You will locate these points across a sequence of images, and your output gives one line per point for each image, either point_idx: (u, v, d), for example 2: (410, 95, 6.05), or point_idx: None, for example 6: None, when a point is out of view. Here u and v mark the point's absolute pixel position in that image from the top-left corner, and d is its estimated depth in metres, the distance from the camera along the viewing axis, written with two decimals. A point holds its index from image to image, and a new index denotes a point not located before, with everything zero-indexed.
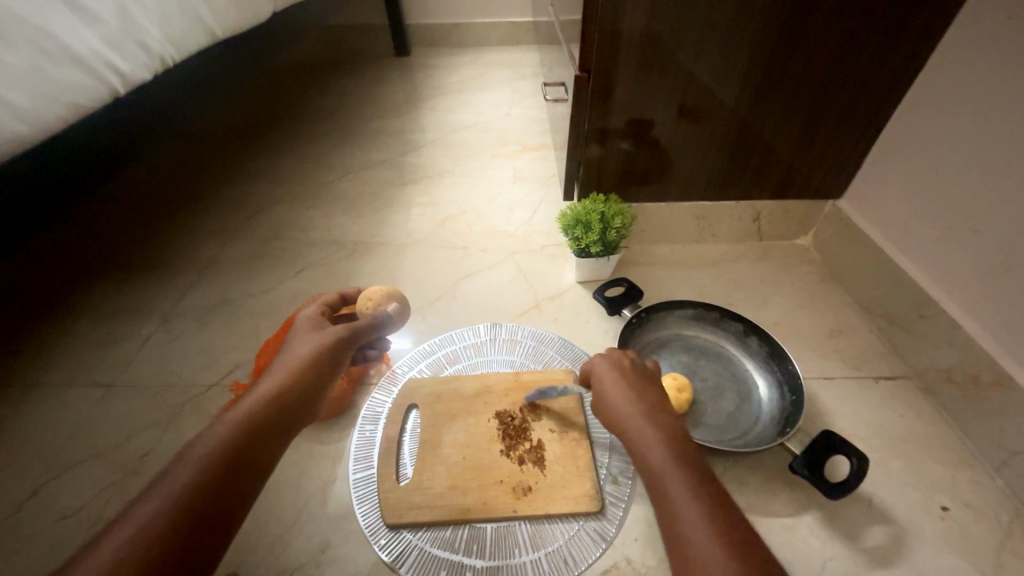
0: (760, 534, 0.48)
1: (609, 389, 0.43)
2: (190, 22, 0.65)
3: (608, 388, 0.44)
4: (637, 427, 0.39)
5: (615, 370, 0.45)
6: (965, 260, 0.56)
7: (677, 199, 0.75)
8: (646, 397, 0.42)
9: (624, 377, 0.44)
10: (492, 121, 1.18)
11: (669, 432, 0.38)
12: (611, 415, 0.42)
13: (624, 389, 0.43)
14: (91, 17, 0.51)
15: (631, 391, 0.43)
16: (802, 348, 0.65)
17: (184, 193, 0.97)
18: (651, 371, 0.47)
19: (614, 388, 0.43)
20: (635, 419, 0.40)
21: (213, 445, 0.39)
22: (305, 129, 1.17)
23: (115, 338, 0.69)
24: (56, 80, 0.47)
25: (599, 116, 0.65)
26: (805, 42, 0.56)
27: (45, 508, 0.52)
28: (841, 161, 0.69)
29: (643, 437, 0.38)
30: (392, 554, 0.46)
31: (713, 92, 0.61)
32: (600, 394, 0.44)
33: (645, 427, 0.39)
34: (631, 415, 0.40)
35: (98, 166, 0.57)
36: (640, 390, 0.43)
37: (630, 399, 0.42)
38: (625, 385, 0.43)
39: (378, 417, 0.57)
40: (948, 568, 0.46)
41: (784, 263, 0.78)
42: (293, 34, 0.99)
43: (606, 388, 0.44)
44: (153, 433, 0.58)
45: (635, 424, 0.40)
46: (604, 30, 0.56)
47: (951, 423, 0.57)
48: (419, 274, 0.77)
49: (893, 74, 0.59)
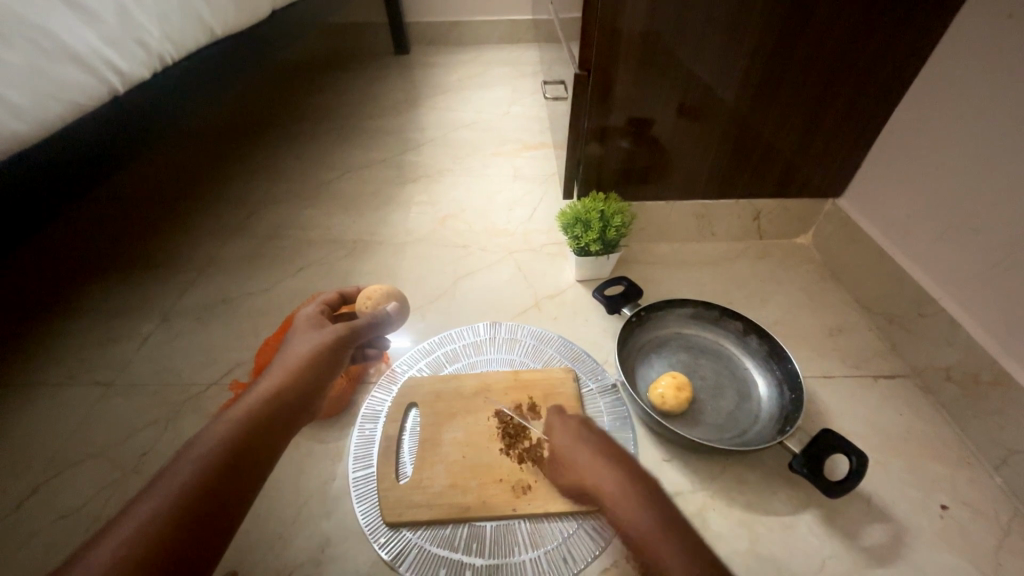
0: (759, 533, 0.48)
1: (581, 461, 0.47)
2: (189, 20, 0.64)
3: (581, 462, 0.47)
4: (615, 496, 0.43)
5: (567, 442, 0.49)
6: (965, 258, 0.56)
7: (677, 197, 0.75)
8: (613, 460, 0.46)
9: (592, 445, 0.48)
10: (491, 119, 1.18)
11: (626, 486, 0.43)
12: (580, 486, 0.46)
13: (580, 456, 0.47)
14: (89, 15, 0.50)
15: (602, 458, 0.46)
16: (802, 347, 0.65)
17: (184, 192, 0.97)
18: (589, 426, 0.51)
19: (586, 461, 0.47)
20: (611, 489, 0.43)
21: (212, 444, 0.39)
22: (305, 127, 1.17)
23: (114, 336, 0.69)
24: (54, 78, 0.47)
25: (599, 114, 0.64)
26: (805, 40, 0.56)
27: (44, 507, 0.52)
28: (841, 159, 0.69)
29: (622, 506, 0.42)
30: (392, 552, 0.46)
31: (713, 90, 0.61)
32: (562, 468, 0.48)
33: (622, 494, 0.43)
34: (608, 485, 0.44)
35: (97, 164, 0.57)
36: (610, 455, 0.46)
37: (603, 468, 0.45)
38: (595, 453, 0.47)
39: (377, 415, 0.57)
40: (947, 566, 0.46)
41: (784, 261, 0.78)
42: (292, 32, 0.99)
43: (579, 463, 0.47)
44: (153, 431, 0.58)
45: (613, 495, 0.43)
46: (604, 28, 0.56)
47: (950, 422, 0.57)
48: (419, 273, 0.77)
49: (894, 71, 0.59)
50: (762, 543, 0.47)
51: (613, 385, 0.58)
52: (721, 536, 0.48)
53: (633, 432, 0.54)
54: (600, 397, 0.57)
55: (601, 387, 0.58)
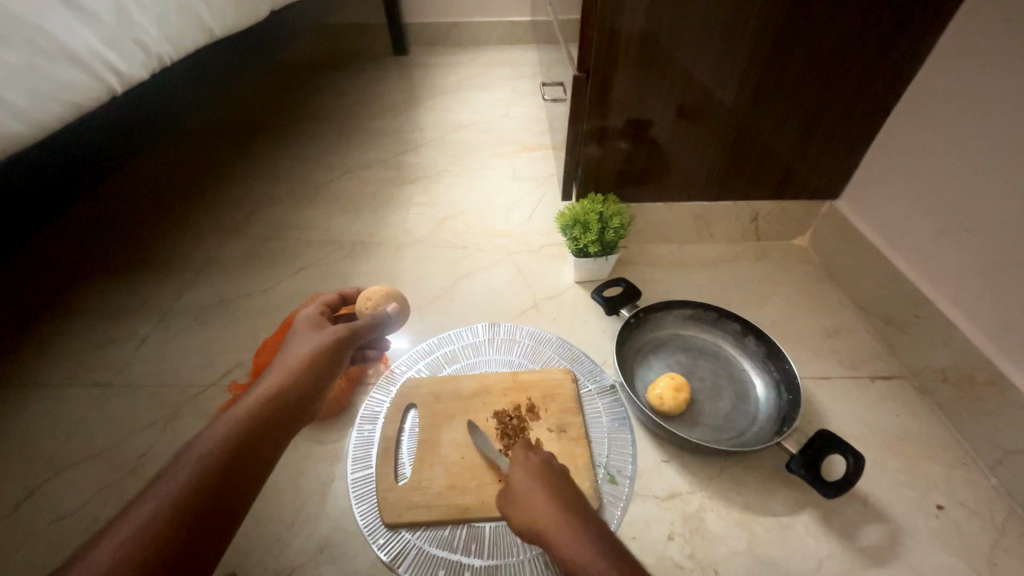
0: (756, 533, 0.48)
1: (523, 489, 0.42)
2: (188, 21, 0.64)
3: (523, 490, 0.41)
4: (557, 526, 0.38)
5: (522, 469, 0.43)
6: (961, 260, 0.57)
7: (675, 199, 0.75)
8: (558, 490, 0.41)
9: (538, 472, 0.43)
10: (490, 120, 1.18)
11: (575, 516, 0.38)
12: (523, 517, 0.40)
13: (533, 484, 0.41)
14: (89, 16, 0.50)
15: (547, 487, 0.41)
16: (799, 348, 0.66)
17: (182, 192, 0.97)
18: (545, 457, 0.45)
19: (528, 489, 0.41)
20: (552, 519, 0.38)
21: (211, 445, 0.39)
22: (304, 128, 1.17)
23: (112, 337, 0.69)
24: (54, 78, 0.47)
25: (598, 115, 0.65)
26: (803, 43, 0.56)
27: (41, 509, 0.52)
28: (838, 161, 0.69)
29: (563, 537, 0.37)
30: (390, 553, 0.46)
31: (711, 92, 0.61)
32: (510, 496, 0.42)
33: (564, 523, 0.38)
34: (550, 515, 0.39)
35: (96, 165, 0.57)
36: (556, 485, 0.41)
37: (546, 497, 0.40)
38: (540, 482, 0.42)
39: (376, 416, 0.57)
40: (943, 566, 0.46)
41: (781, 263, 0.78)
42: (291, 33, 0.99)
43: (522, 491, 0.41)
44: (150, 433, 0.58)
45: (554, 526, 0.38)
46: (604, 30, 0.56)
47: (946, 422, 0.57)
48: (418, 274, 0.77)
49: (890, 74, 0.59)
50: (759, 544, 0.48)
51: (611, 386, 0.59)
52: (719, 536, 0.48)
53: (632, 433, 0.55)
54: (599, 398, 0.57)
55: (600, 388, 0.58)
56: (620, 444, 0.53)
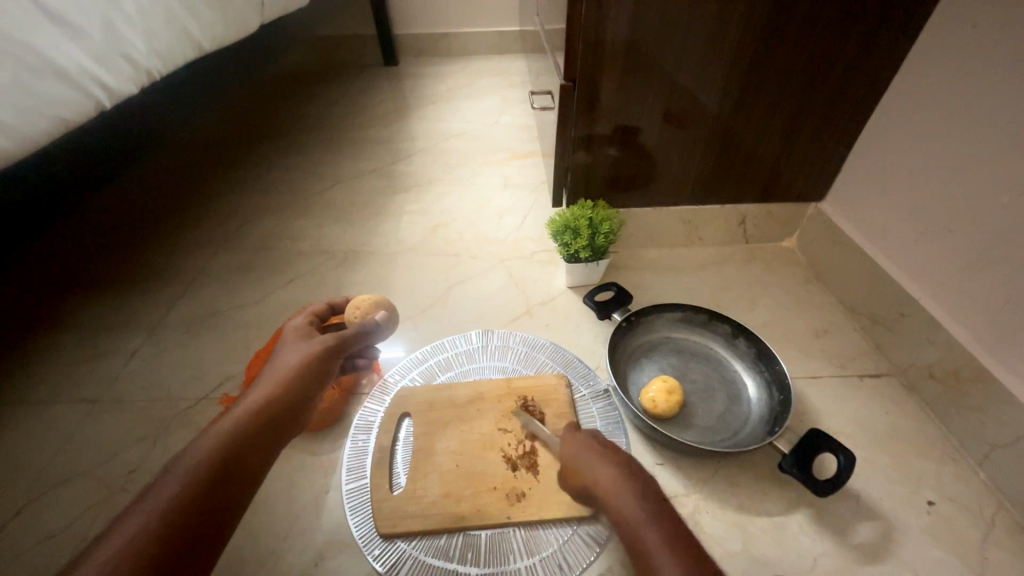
0: (752, 534, 0.48)
1: (581, 458, 0.44)
2: (178, 36, 0.65)
3: (582, 460, 0.44)
4: (622, 494, 0.40)
5: (576, 444, 0.45)
6: (942, 258, 0.58)
7: (665, 203, 0.76)
8: (620, 462, 0.42)
9: (587, 446, 0.45)
10: (480, 128, 1.19)
11: (622, 479, 0.41)
12: (578, 480, 0.43)
13: (585, 453, 0.44)
14: (77, 31, 0.50)
15: (606, 456, 0.43)
16: (789, 348, 0.66)
17: (173, 205, 0.97)
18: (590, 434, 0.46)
19: (589, 460, 0.43)
20: (611, 485, 0.40)
21: (198, 459, 0.38)
22: (294, 138, 1.17)
23: (101, 352, 0.68)
24: (39, 93, 0.47)
25: (586, 123, 0.66)
26: (783, 49, 0.57)
27: (27, 530, 0.50)
28: (822, 164, 0.71)
29: (625, 505, 0.39)
30: (386, 564, 0.45)
31: (697, 98, 0.62)
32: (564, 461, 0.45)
33: (627, 492, 0.40)
34: (613, 483, 0.41)
35: (81, 178, 0.57)
36: (616, 459, 0.43)
37: (608, 466, 0.42)
38: (591, 453, 0.44)
39: (370, 426, 0.56)
40: (935, 561, 0.47)
41: (770, 265, 0.79)
42: (279, 46, 1.00)
43: (581, 460, 0.44)
44: (141, 448, 0.57)
45: (618, 494, 0.40)
46: (588, 39, 0.57)
47: (934, 419, 0.58)
48: (411, 282, 0.77)
49: (867, 80, 0.61)
50: (755, 544, 0.48)
51: (605, 390, 0.59)
52: (715, 538, 0.48)
53: (626, 437, 0.55)
54: (593, 403, 0.58)
55: (594, 393, 0.59)
56: None
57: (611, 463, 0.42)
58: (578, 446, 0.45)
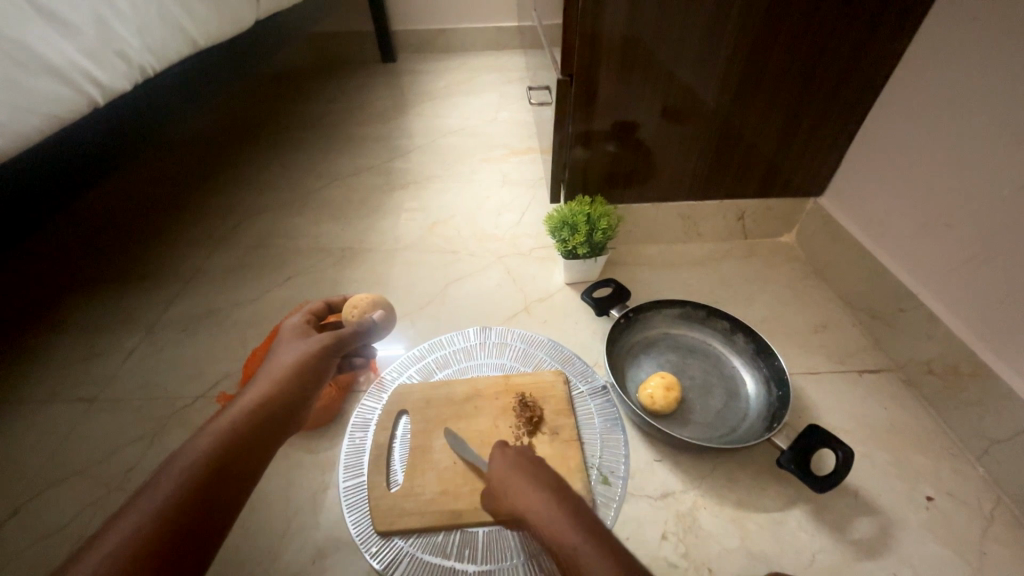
0: (750, 531, 0.48)
1: (516, 488, 0.42)
2: (172, 32, 0.64)
3: (509, 483, 0.43)
4: (544, 513, 0.39)
5: (507, 467, 0.44)
6: (940, 253, 0.58)
7: (663, 199, 0.75)
8: (542, 479, 0.42)
9: (515, 463, 0.44)
10: (479, 124, 1.19)
11: (545, 495, 0.40)
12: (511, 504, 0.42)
13: (513, 474, 0.43)
14: (68, 28, 0.50)
15: (528, 475, 0.43)
16: (788, 343, 0.66)
17: (170, 202, 0.96)
18: (518, 453, 0.45)
19: (514, 480, 0.43)
20: (535, 501, 0.40)
21: (194, 458, 0.38)
22: (292, 135, 1.17)
23: (99, 350, 0.68)
24: (30, 89, 0.47)
25: (583, 119, 0.65)
26: (782, 43, 0.57)
27: (24, 529, 0.50)
28: (820, 159, 0.70)
29: (551, 523, 0.38)
30: (384, 561, 0.45)
31: (694, 93, 0.62)
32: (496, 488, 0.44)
33: (548, 507, 0.39)
34: (550, 513, 0.39)
35: (75, 175, 0.56)
36: (537, 473, 0.42)
37: (530, 484, 0.41)
38: (519, 471, 0.43)
39: (367, 423, 0.56)
40: (932, 556, 0.47)
41: (769, 260, 0.79)
42: (275, 41, 0.99)
43: (508, 485, 0.43)
44: (138, 447, 0.57)
45: (543, 513, 0.39)
46: (586, 33, 0.56)
47: (933, 414, 0.58)
48: (409, 279, 0.77)
49: (867, 73, 0.61)
50: (753, 540, 0.48)
51: (603, 387, 0.59)
52: (712, 534, 0.48)
53: (624, 433, 0.55)
54: (591, 399, 0.57)
55: (592, 389, 0.58)
56: (613, 445, 0.53)
57: (532, 479, 0.42)
58: (507, 468, 0.44)
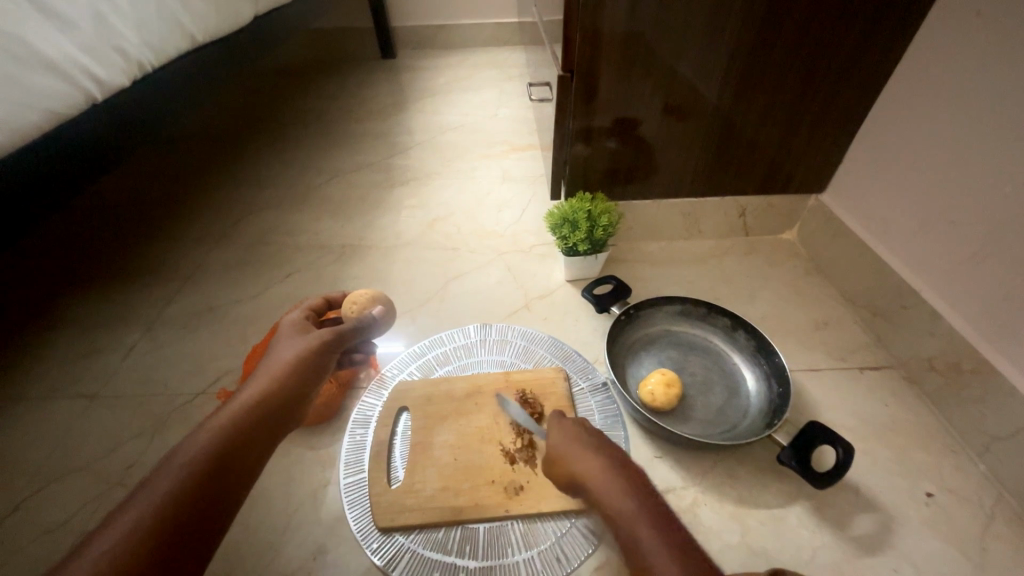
0: (751, 528, 0.48)
1: (580, 459, 0.42)
2: (170, 28, 0.64)
3: (573, 451, 0.42)
4: (609, 488, 0.39)
5: (571, 437, 0.44)
6: (942, 250, 0.57)
7: (664, 195, 0.75)
8: (609, 456, 0.42)
9: (579, 435, 0.44)
10: (479, 120, 1.18)
11: (608, 471, 0.40)
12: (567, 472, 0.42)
13: (577, 445, 0.43)
14: (66, 23, 0.50)
15: (596, 449, 0.42)
16: (789, 340, 0.66)
17: (170, 199, 0.96)
18: (582, 426, 0.45)
19: (577, 451, 0.42)
20: (600, 476, 0.40)
21: (194, 454, 0.38)
22: (292, 132, 1.16)
23: (99, 347, 0.68)
24: (29, 85, 0.46)
25: (584, 115, 0.65)
26: (784, 39, 0.57)
27: (25, 525, 0.51)
28: (822, 155, 0.70)
29: (616, 500, 0.38)
30: (385, 557, 0.45)
31: (696, 89, 0.61)
32: (553, 454, 0.44)
33: (613, 485, 0.39)
34: (615, 491, 0.38)
35: (75, 172, 0.56)
36: (604, 449, 0.42)
37: (597, 457, 0.41)
38: (583, 444, 0.43)
39: (368, 420, 0.56)
40: (933, 552, 0.47)
41: (770, 257, 0.79)
42: (274, 38, 0.99)
43: (571, 455, 0.42)
44: (139, 443, 0.57)
45: (606, 488, 0.39)
46: (587, 28, 0.56)
47: (934, 410, 0.58)
48: (409, 276, 0.77)
49: (869, 69, 0.60)
50: (753, 536, 0.48)
51: (603, 384, 0.59)
52: (713, 530, 0.48)
53: (624, 430, 0.55)
54: (591, 396, 0.57)
55: (592, 386, 0.58)
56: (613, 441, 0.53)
57: (598, 455, 0.42)
58: (572, 439, 0.44)
